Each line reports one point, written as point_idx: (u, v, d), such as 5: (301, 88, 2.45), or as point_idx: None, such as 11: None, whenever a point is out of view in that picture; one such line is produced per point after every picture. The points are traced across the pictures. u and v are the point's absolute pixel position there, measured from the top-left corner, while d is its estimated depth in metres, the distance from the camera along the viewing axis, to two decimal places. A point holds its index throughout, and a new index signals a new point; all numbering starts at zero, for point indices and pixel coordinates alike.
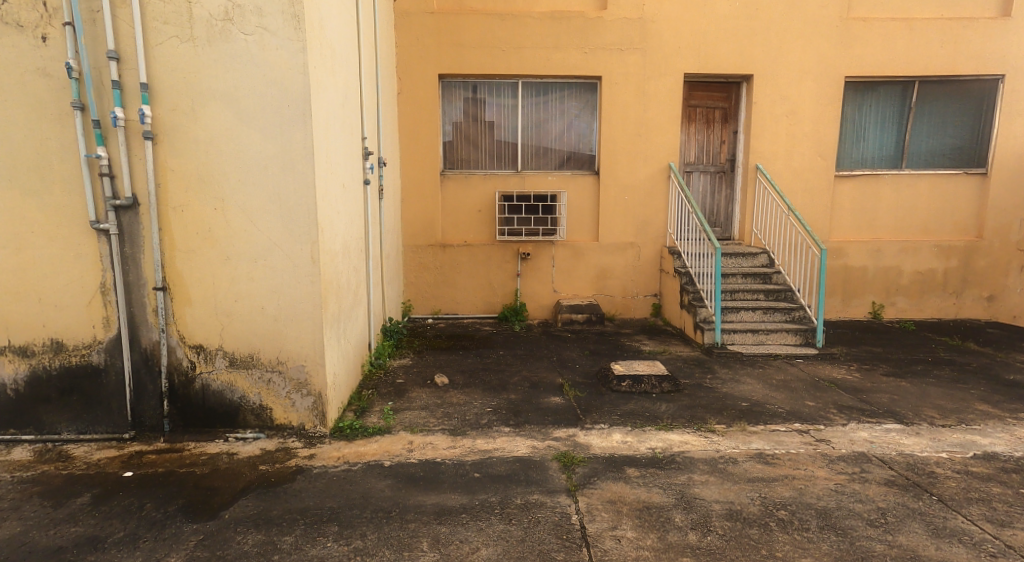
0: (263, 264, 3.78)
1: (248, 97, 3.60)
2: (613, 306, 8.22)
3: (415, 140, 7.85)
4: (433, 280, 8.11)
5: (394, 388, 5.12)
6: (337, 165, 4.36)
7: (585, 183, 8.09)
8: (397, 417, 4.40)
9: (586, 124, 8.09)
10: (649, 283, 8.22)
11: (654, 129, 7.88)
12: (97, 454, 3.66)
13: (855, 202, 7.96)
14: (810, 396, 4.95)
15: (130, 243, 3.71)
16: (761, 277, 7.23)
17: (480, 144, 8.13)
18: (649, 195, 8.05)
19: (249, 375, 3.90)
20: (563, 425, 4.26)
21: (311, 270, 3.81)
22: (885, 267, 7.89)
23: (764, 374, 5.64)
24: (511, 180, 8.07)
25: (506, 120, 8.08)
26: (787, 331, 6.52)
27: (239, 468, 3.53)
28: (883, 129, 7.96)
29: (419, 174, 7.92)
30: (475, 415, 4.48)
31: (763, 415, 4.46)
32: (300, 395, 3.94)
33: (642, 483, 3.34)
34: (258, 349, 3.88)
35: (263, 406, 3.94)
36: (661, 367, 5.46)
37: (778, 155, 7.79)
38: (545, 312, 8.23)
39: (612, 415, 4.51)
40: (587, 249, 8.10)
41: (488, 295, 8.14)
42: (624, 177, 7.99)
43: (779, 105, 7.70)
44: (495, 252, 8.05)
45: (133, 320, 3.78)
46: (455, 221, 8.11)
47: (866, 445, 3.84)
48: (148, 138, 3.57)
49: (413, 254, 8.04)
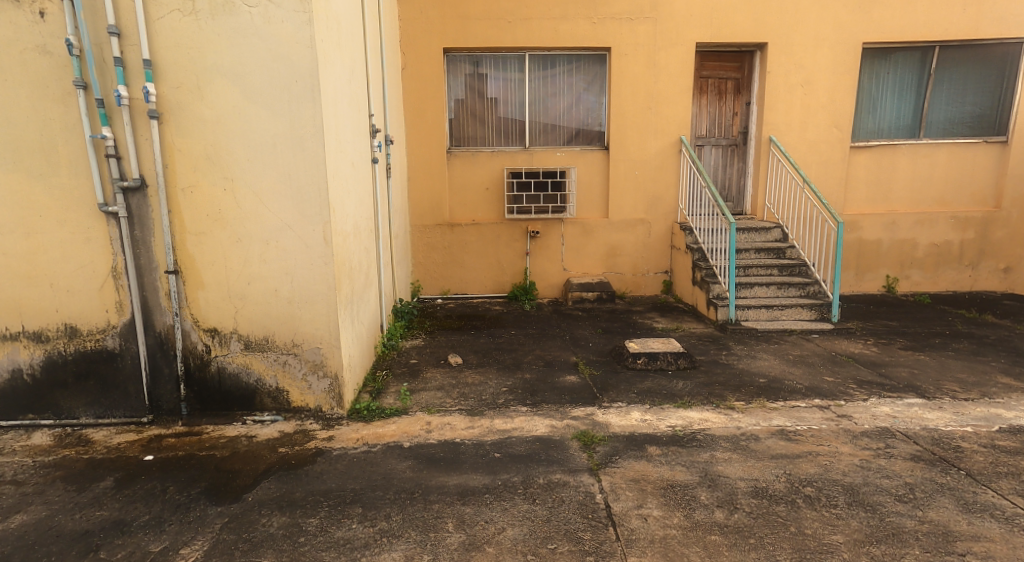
0: (275, 246, 3.73)
1: (254, 72, 3.51)
2: (623, 283, 8.16)
3: (420, 117, 7.73)
4: (442, 260, 8.05)
5: (407, 369, 5.11)
6: (346, 144, 4.29)
7: (595, 158, 7.97)
8: (413, 398, 4.39)
9: (596, 98, 7.94)
10: (659, 260, 8.15)
11: (666, 102, 7.73)
12: (116, 438, 3.64)
13: (871, 173, 7.84)
14: (828, 371, 4.90)
15: (139, 226, 3.65)
16: (775, 252, 7.18)
17: (488, 121, 8.00)
18: (660, 170, 7.93)
19: (265, 358, 3.87)
20: (581, 404, 4.23)
21: (324, 251, 3.76)
22: (900, 240, 7.80)
23: (780, 349, 5.60)
24: (519, 157, 7.95)
25: (513, 95, 7.94)
26: (802, 306, 6.46)
27: (259, 451, 3.51)
28: (901, 98, 7.79)
29: (426, 152, 7.83)
30: (491, 395, 4.46)
31: (782, 391, 4.42)
32: (317, 377, 3.92)
33: (665, 462, 3.31)
34: (273, 331, 3.85)
35: (280, 389, 3.92)
36: (676, 343, 5.42)
37: (791, 126, 7.65)
38: (556, 291, 8.18)
39: (629, 393, 4.48)
40: (597, 226, 8.02)
41: (497, 275, 8.08)
42: (635, 151, 7.87)
43: (793, 74, 7.53)
44: (504, 231, 7.97)
45: (146, 304, 3.74)
46: (463, 200, 8.03)
47: (889, 420, 3.79)
48: (154, 117, 3.47)
49: (421, 234, 7.99)
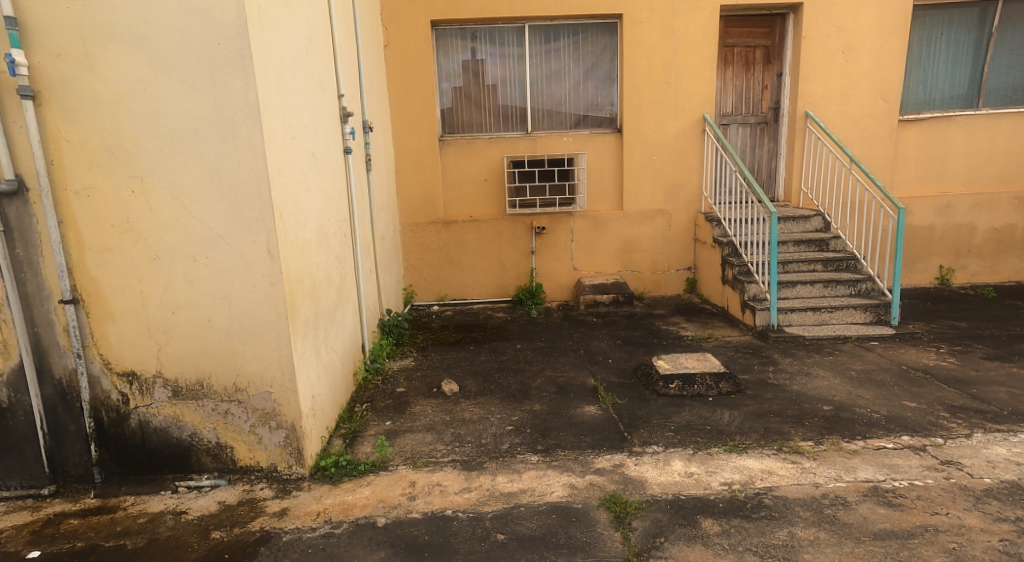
0: (205, 263, 2.85)
1: (162, 34, 2.62)
2: (641, 283, 7.31)
3: (408, 102, 6.84)
4: (438, 262, 7.20)
5: (392, 401, 4.23)
6: (302, 129, 3.40)
7: (607, 142, 7.08)
8: (394, 447, 3.49)
9: (606, 72, 7.03)
10: (681, 256, 7.28)
11: (686, 75, 6.84)
12: (2, 522, 2.77)
13: (921, 150, 7.05)
14: (906, 393, 4.03)
15: (22, 243, 2.79)
16: (817, 244, 6.33)
17: (484, 104, 7.09)
18: (681, 153, 7.04)
19: (200, 408, 2.99)
20: (605, 451, 3.34)
21: (269, 268, 2.88)
22: (956, 225, 7.03)
23: (838, 363, 4.71)
24: (521, 143, 7.05)
25: (512, 73, 7.02)
26: (855, 308, 5.56)
27: (185, 538, 2.64)
28: (956, 63, 6.99)
29: (416, 141, 6.94)
30: (492, 438, 3.58)
31: (857, 425, 3.54)
32: (268, 429, 3.04)
33: (728, 549, 2.46)
34: (209, 373, 2.96)
35: (222, 445, 3.04)
36: (714, 360, 4.54)
37: (830, 99, 6.85)
38: (566, 293, 7.31)
39: (664, 430, 3.61)
40: (610, 219, 7.14)
41: (499, 277, 7.23)
42: (652, 133, 6.97)
43: (832, 38, 6.71)
44: (506, 228, 7.10)
45: (38, 344, 2.88)
46: (459, 194, 7.15)
47: (1014, 471, 2.93)
48: (25, 96, 2.61)
49: (413, 234, 7.13)
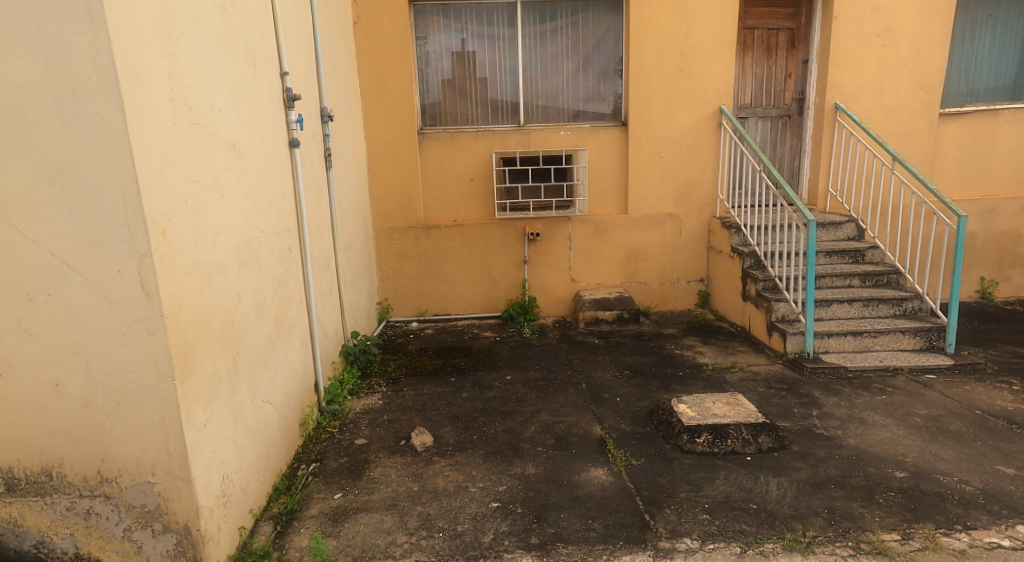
0: (49, 302, 1.98)
1: None
2: (648, 296, 6.52)
3: (381, 89, 5.97)
4: (417, 273, 6.34)
5: (349, 460, 3.36)
6: (213, 113, 2.52)
7: (610, 136, 6.22)
8: (339, 541, 2.62)
9: (609, 57, 6.18)
10: (692, 266, 6.49)
11: (700, 61, 6.04)
12: None
13: (964, 147, 6.25)
14: (994, 452, 3.20)
15: None
16: (852, 255, 5.52)
17: (470, 92, 6.21)
18: (693, 150, 6.23)
19: (49, 507, 2.11)
20: (622, 550, 2.54)
21: (143, 310, 2.00)
22: (1001, 233, 6.24)
23: (895, 406, 3.86)
24: (511, 137, 6.18)
25: (503, 58, 6.14)
26: (903, 332, 4.73)
27: None
28: (1003, 49, 6.21)
29: (392, 134, 6.06)
30: (472, 524, 2.72)
31: (949, 506, 2.71)
32: (150, 535, 2.14)
33: None
34: (62, 458, 2.08)
35: (83, 557, 2.14)
36: (748, 404, 3.71)
37: (863, 89, 6.06)
38: (562, 308, 6.48)
39: (696, 510, 2.77)
40: (613, 225, 6.31)
41: (487, 289, 6.38)
42: (662, 127, 6.15)
43: (867, 19, 5.91)
44: (495, 234, 6.24)
45: None
46: (441, 195, 6.27)
47: None
48: None
49: (388, 241, 6.25)
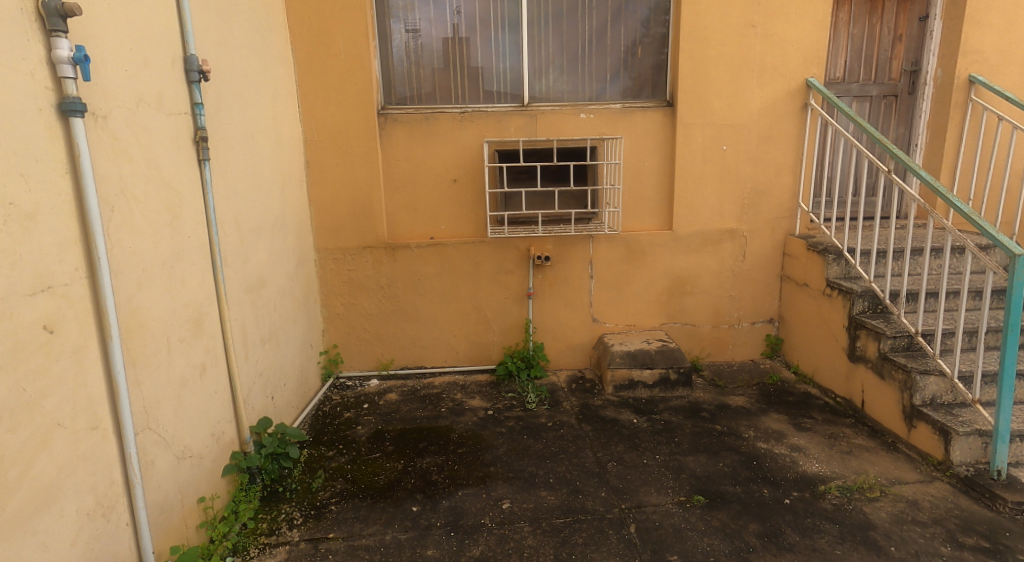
0: None
1: None
2: (698, 342, 4.71)
3: (324, 50, 4.13)
4: (376, 310, 4.49)
5: None
6: None
7: (650, 120, 4.39)
8: None
9: (650, 8, 4.35)
10: (759, 300, 4.68)
11: (782, 14, 4.22)
12: None
13: None
14: None
15: None
16: None
17: (452, 57, 4.35)
18: (767, 140, 4.41)
19: None
20: None
21: None
22: None
23: None
24: (510, 122, 4.34)
25: (500, 7, 4.28)
26: None
27: None
28: None
29: (339, 115, 4.22)
30: None
31: None
32: None
33: None
34: None
35: None
36: None
37: (1010, 56, 4.26)
38: (580, 360, 4.67)
39: None
40: (653, 245, 4.50)
41: (476, 334, 4.57)
42: (724, 109, 4.33)
43: None
44: (488, 258, 4.43)
45: None
46: (411, 201, 4.43)
47: None
48: None
49: (336, 266, 4.42)
